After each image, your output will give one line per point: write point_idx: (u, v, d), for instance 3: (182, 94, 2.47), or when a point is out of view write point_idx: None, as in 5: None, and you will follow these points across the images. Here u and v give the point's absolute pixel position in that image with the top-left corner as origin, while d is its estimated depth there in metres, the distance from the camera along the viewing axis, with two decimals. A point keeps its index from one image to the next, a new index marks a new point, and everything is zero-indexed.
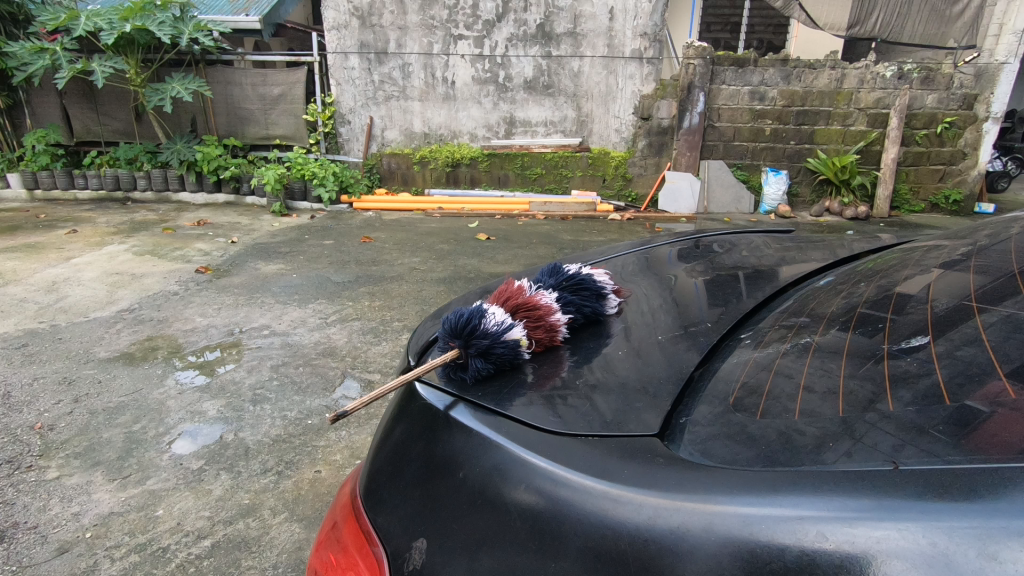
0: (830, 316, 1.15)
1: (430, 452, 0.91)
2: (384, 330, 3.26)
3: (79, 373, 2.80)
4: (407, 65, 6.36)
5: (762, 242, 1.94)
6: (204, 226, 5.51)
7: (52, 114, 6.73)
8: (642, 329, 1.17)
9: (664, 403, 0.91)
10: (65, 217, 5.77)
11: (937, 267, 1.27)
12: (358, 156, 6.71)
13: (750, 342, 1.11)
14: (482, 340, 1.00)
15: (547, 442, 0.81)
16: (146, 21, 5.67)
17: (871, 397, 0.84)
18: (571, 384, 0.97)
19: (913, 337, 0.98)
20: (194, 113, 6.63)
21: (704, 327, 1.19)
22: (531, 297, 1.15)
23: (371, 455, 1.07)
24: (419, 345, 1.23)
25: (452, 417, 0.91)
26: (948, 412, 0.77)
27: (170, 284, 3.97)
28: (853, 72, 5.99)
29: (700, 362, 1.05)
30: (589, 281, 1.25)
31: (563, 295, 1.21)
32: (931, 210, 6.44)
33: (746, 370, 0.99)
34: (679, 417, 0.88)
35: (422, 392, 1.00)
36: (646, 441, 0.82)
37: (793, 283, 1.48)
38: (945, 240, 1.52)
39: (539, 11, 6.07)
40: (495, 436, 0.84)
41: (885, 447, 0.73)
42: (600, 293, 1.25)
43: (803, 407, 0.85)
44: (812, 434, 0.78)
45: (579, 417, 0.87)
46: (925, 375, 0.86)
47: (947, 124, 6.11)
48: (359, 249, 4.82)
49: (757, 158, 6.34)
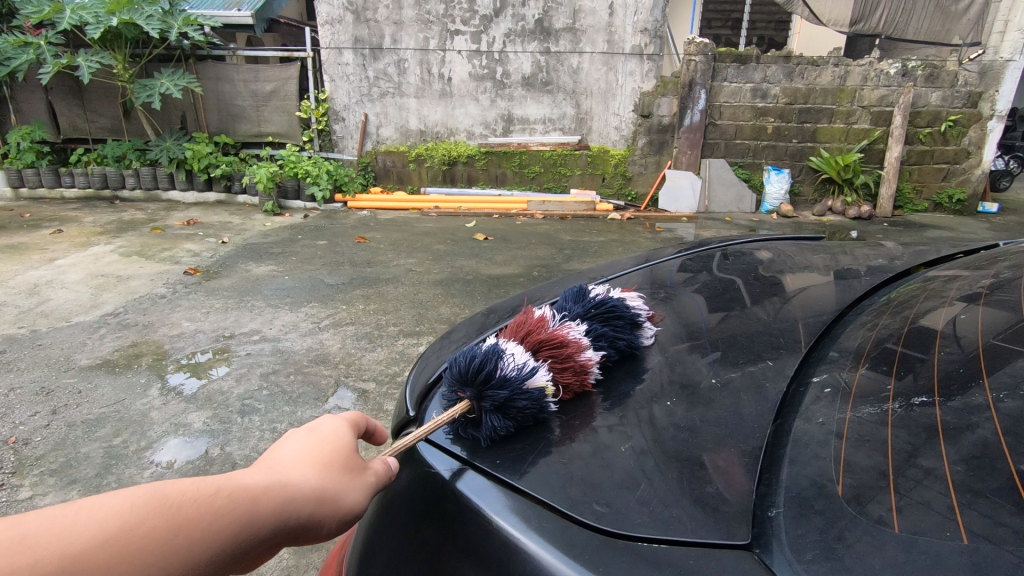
0: (864, 352, 1.05)
1: (441, 540, 0.84)
2: (379, 335, 3.14)
3: (58, 383, 2.67)
4: (403, 61, 6.23)
5: (773, 249, 1.83)
6: (194, 226, 5.38)
7: (37, 110, 6.55)
8: (688, 374, 1.04)
9: (740, 487, 0.79)
10: (50, 217, 5.61)
11: (989, 294, 1.17)
12: (352, 153, 6.56)
13: (829, 390, 0.96)
14: (501, 392, 0.93)
15: (588, 545, 0.72)
16: (133, 15, 5.51)
17: (911, 446, 0.80)
18: (622, 460, 0.85)
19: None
20: (184, 110, 6.47)
21: (761, 367, 1.05)
22: (555, 335, 1.07)
23: (364, 528, 1.00)
24: (418, 391, 1.17)
25: (461, 493, 0.86)
26: (1007, 478, 0.73)
27: (157, 287, 3.83)
28: (857, 69, 5.90)
29: (773, 420, 0.92)
30: (623, 310, 1.17)
31: (593, 327, 1.13)
32: (934, 210, 6.36)
33: (809, 422, 0.89)
34: (764, 509, 0.76)
35: (425, 456, 0.95)
36: (737, 557, 0.70)
37: (851, 305, 1.30)
38: (965, 268, 1.43)
39: (537, 6, 5.94)
40: (520, 533, 0.76)
41: (941, 507, 0.71)
42: (635, 322, 1.16)
43: (840, 456, 0.81)
44: (850, 484, 0.76)
45: (624, 499, 0.78)
46: (970, 429, 0.82)
47: (951, 123, 6.03)
48: (354, 250, 4.69)
49: (758, 156, 6.23)
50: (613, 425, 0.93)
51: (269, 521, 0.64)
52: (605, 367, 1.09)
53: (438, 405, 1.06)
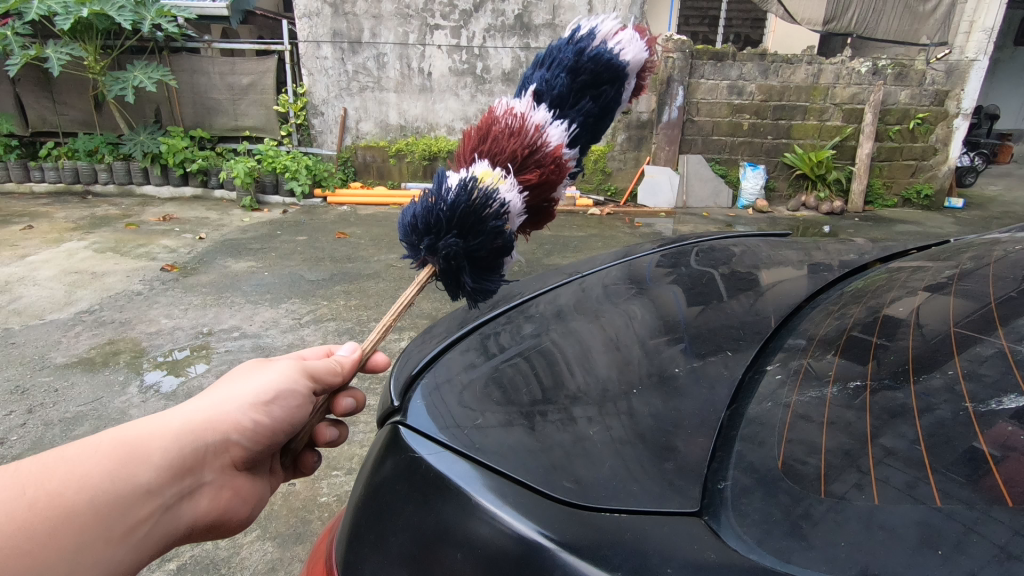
0: (832, 341, 1.11)
1: (421, 521, 0.89)
2: (360, 331, 3.15)
3: (34, 381, 2.64)
4: (382, 55, 6.19)
5: (747, 244, 1.88)
6: (170, 221, 5.31)
7: (4, 103, 6.38)
8: (654, 360, 1.11)
9: (694, 462, 0.86)
10: (19, 212, 5.49)
11: (948, 284, 1.24)
12: (332, 148, 6.51)
13: (780, 376, 1.04)
14: (422, 223, 1.04)
15: (562, 518, 0.79)
16: (104, 5, 5.40)
17: (871, 428, 0.87)
18: (593, 442, 0.91)
19: (1005, 395, 0.87)
20: (158, 103, 6.35)
21: (724, 355, 1.11)
22: (471, 137, 1.15)
23: (351, 509, 1.04)
24: (403, 381, 1.22)
25: (441, 474, 0.90)
26: (959, 453, 0.79)
27: (133, 283, 3.78)
28: (829, 67, 6.04)
29: (731, 405, 0.99)
30: (547, 53, 1.20)
31: (522, 89, 1.18)
32: (903, 205, 6.56)
33: (773, 405, 0.96)
34: (716, 482, 0.83)
35: (410, 442, 1.00)
36: (688, 524, 0.77)
37: (808, 299, 1.37)
38: (931, 259, 1.49)
39: (517, 2, 5.96)
40: (497, 509, 0.82)
41: (897, 483, 0.77)
42: (568, 43, 1.18)
43: (806, 439, 0.87)
44: (814, 464, 0.83)
45: (593, 478, 0.84)
46: (927, 411, 0.88)
47: (919, 120, 6.20)
48: (335, 245, 4.68)
49: (734, 153, 6.35)
50: (591, 413, 0.98)
51: (152, 466, 0.81)
52: (561, 96, 1.14)
53: (424, 397, 1.11)
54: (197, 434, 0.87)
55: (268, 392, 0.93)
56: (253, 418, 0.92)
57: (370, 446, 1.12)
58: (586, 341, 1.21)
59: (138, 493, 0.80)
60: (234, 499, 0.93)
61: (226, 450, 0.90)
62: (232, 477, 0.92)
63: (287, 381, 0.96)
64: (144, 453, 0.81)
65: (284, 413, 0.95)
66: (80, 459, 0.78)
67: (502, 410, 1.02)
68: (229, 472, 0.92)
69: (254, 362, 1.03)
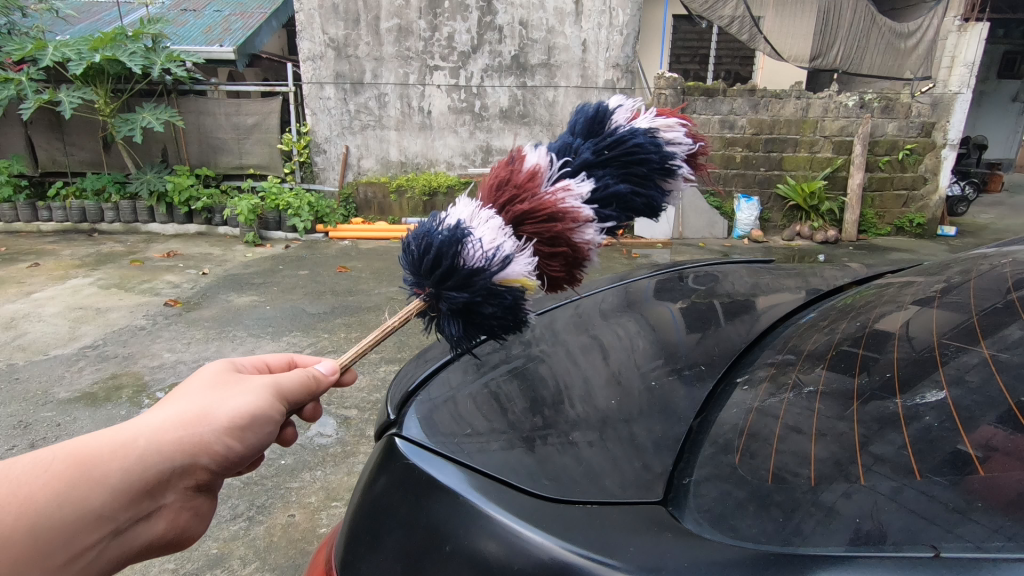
0: (815, 356, 1.17)
1: (414, 521, 0.95)
2: (360, 363, 3.18)
3: (36, 417, 2.69)
4: (383, 95, 6.39)
5: (739, 271, 1.93)
6: (174, 257, 5.39)
7: (15, 145, 6.56)
8: (634, 375, 1.20)
9: (663, 463, 0.95)
10: (26, 250, 5.59)
11: (935, 297, 1.26)
12: (334, 185, 6.65)
13: (751, 389, 1.11)
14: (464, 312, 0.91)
15: (542, 510, 0.86)
16: (116, 51, 5.62)
17: (857, 437, 0.91)
18: (576, 448, 1.00)
19: (931, 390, 0.95)
20: (165, 143, 6.52)
21: (696, 371, 1.20)
22: (545, 205, 0.94)
23: (349, 517, 1.09)
24: (399, 397, 1.29)
25: (435, 480, 0.97)
26: (944, 457, 0.83)
27: (136, 319, 3.84)
28: (817, 102, 6.22)
29: (699, 415, 1.07)
30: (651, 156, 1.01)
31: (609, 185, 0.98)
32: (897, 234, 6.65)
33: (744, 413, 1.04)
34: (682, 478, 0.93)
35: (405, 450, 1.06)
36: (653, 510, 0.86)
37: (781, 320, 1.44)
38: (920, 274, 1.52)
39: (513, 43, 6.19)
40: (485, 505, 0.88)
41: (883, 488, 0.81)
42: (666, 168, 1.02)
43: (796, 451, 0.92)
44: (806, 475, 0.87)
45: (575, 481, 0.92)
46: (915, 418, 0.91)
47: (908, 151, 6.36)
48: (336, 279, 4.74)
49: (728, 185, 6.49)
50: (587, 433, 1.03)
51: (108, 486, 0.75)
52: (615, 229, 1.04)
53: (419, 413, 1.18)
54: (165, 453, 0.80)
55: (242, 417, 0.86)
56: (223, 442, 0.84)
57: (368, 458, 1.18)
58: (589, 369, 1.23)
59: (90, 517, 0.74)
60: (194, 520, 0.86)
61: (190, 474, 0.82)
62: (195, 499, 0.85)
63: (265, 405, 0.88)
64: (102, 476, 0.75)
65: (259, 441, 0.87)
66: (31, 477, 0.72)
67: (502, 433, 1.06)
68: (192, 493, 0.85)
69: (221, 369, 0.94)
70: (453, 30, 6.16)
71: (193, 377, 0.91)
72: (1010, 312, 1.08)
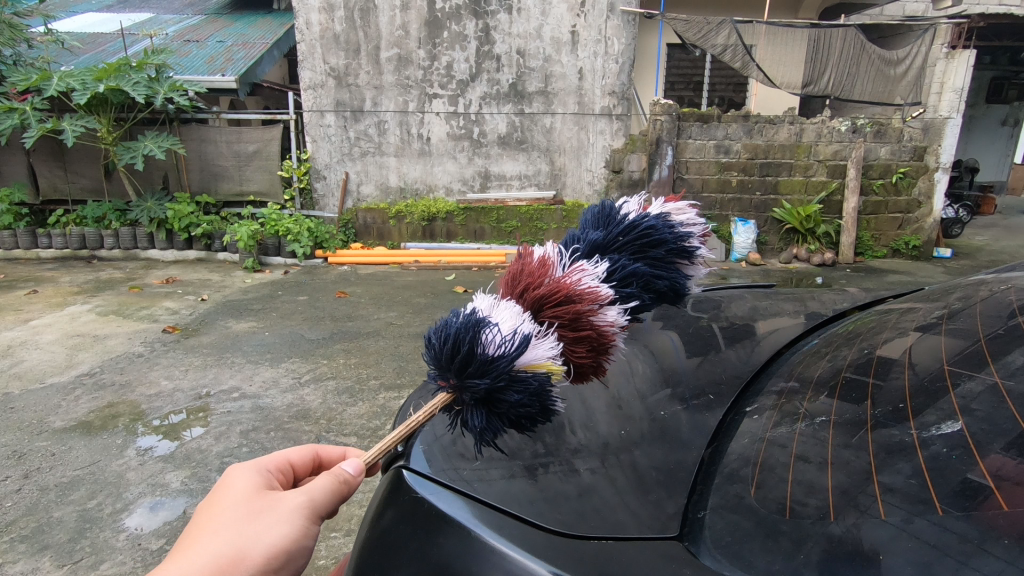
0: (821, 383, 1.16)
1: (425, 556, 0.93)
2: (360, 390, 3.15)
3: (31, 446, 2.66)
4: (383, 122, 6.46)
5: (741, 296, 1.93)
6: (173, 283, 5.40)
7: (17, 172, 6.61)
8: (639, 402, 1.19)
9: (675, 494, 0.94)
10: (24, 277, 5.59)
11: (936, 324, 1.26)
12: (333, 211, 6.68)
13: (761, 417, 1.11)
14: (502, 423, 0.88)
15: (554, 547, 0.85)
16: (120, 81, 5.72)
17: (869, 465, 0.90)
18: (583, 477, 0.99)
19: (943, 421, 0.94)
20: (166, 171, 6.57)
21: (706, 399, 1.19)
22: (585, 304, 0.94)
23: (355, 555, 1.08)
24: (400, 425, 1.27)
25: (444, 514, 0.95)
26: (954, 486, 0.82)
27: (135, 346, 3.81)
28: (810, 127, 6.30)
29: (709, 444, 1.06)
30: (655, 237, 1.12)
31: (630, 267, 1.05)
32: (892, 256, 6.70)
33: (754, 442, 1.03)
34: (695, 511, 0.91)
35: (412, 483, 1.05)
36: (670, 544, 0.85)
37: (784, 347, 1.43)
38: (922, 300, 1.52)
39: (510, 71, 6.30)
40: (495, 541, 0.87)
41: (896, 519, 0.80)
42: (680, 249, 1.15)
43: (803, 481, 0.91)
44: (815, 505, 0.86)
45: (585, 514, 0.91)
46: (926, 446, 0.90)
47: (901, 174, 6.43)
48: (335, 305, 4.74)
49: (725, 209, 6.54)
50: (595, 465, 1.01)
51: None
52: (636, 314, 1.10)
53: (420, 441, 1.16)
54: None
55: (278, 557, 0.81)
56: None
57: (373, 492, 1.16)
58: (587, 390, 1.20)
59: None
60: None
61: None
62: None
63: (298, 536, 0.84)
64: None
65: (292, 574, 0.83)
66: None
67: (504, 460, 1.04)
68: None
69: (246, 494, 0.86)
70: (452, 59, 6.28)
71: (209, 513, 0.83)
72: (1011, 339, 1.09)
